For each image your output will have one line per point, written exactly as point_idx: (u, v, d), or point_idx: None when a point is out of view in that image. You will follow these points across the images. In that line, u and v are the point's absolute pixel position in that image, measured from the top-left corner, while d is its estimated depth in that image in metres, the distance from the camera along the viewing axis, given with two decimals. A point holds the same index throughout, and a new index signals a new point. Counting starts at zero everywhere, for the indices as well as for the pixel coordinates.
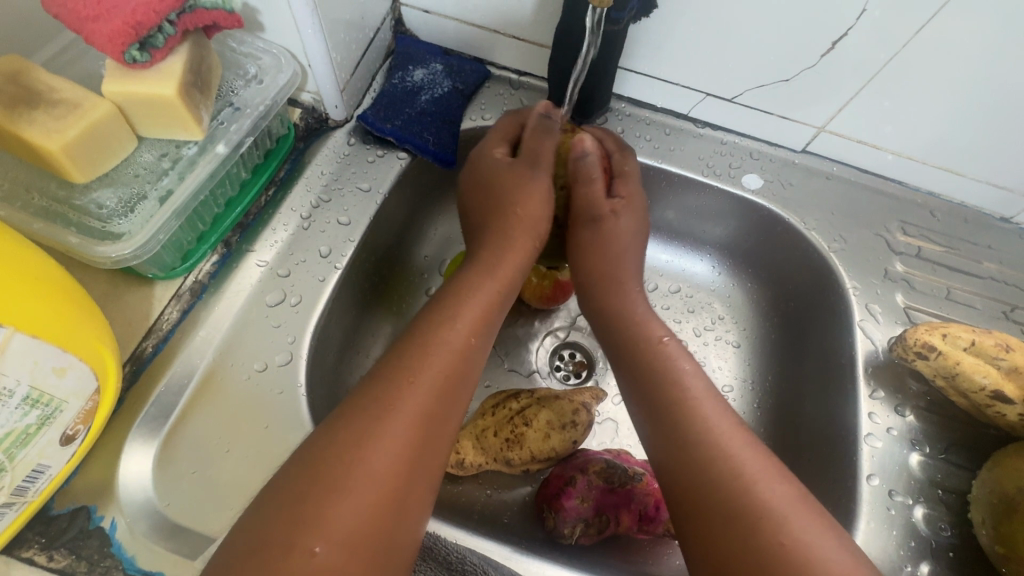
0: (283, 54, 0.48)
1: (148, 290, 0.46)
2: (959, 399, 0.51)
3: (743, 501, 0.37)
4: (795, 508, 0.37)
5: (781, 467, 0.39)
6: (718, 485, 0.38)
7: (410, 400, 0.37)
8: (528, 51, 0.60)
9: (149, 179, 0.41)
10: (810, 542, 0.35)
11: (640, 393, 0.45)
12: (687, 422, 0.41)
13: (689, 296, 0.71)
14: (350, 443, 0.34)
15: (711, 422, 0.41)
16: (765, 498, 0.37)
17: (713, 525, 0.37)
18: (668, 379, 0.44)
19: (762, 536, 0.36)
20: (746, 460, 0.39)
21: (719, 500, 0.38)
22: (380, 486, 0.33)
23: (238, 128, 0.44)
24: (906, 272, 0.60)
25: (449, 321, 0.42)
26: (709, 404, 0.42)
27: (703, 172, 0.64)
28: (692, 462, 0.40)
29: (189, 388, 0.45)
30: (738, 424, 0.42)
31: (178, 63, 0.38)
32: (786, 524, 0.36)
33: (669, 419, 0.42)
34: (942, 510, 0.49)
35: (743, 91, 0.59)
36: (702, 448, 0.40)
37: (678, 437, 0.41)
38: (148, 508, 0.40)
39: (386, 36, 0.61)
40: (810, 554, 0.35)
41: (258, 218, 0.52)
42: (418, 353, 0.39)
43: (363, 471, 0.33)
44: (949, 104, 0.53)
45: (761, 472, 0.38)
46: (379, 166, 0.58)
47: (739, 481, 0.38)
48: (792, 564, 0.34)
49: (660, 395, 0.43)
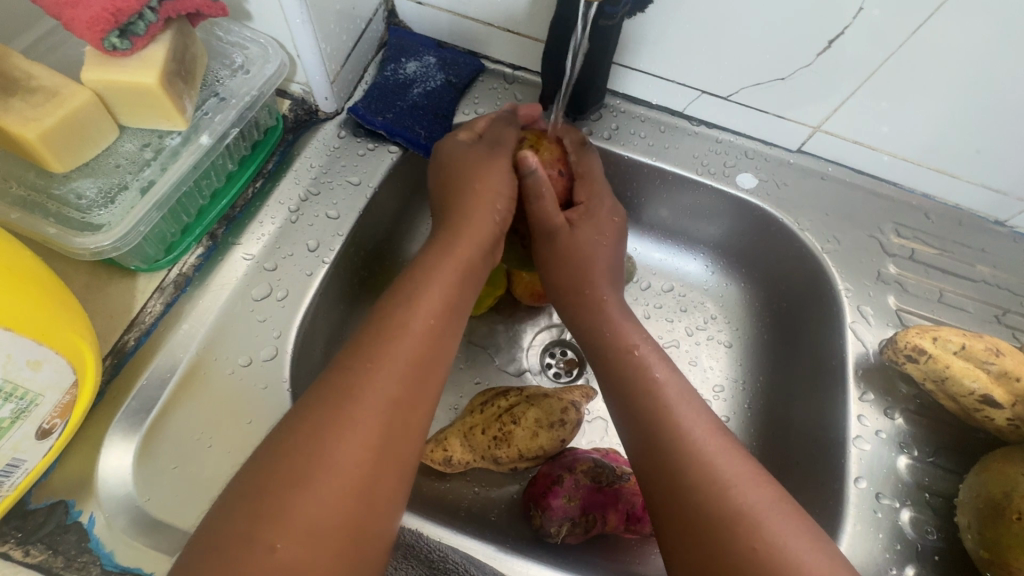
0: (271, 44, 0.47)
1: (131, 282, 0.46)
2: (949, 403, 0.50)
3: (717, 505, 0.37)
4: (770, 511, 0.36)
5: (758, 470, 0.39)
6: (693, 489, 0.38)
7: (374, 388, 0.36)
8: (522, 45, 0.60)
9: (130, 169, 0.40)
10: (782, 543, 0.35)
11: (616, 400, 0.45)
12: (662, 423, 0.41)
13: (682, 295, 0.71)
14: (312, 435, 0.34)
15: (685, 427, 0.41)
16: (739, 502, 0.37)
17: (689, 530, 0.37)
18: (642, 385, 0.44)
19: (734, 537, 0.36)
20: (721, 463, 0.39)
21: (694, 505, 0.37)
22: (346, 478, 0.33)
23: (222, 119, 0.43)
24: (899, 274, 0.60)
25: (418, 306, 0.41)
26: (685, 409, 0.42)
27: (697, 171, 0.64)
28: (668, 462, 0.40)
29: (172, 382, 0.44)
30: (712, 427, 0.41)
31: (160, 51, 0.38)
32: (760, 528, 0.36)
33: (643, 425, 0.42)
34: (929, 514, 0.49)
35: (738, 89, 0.59)
36: (677, 454, 0.40)
37: (654, 443, 0.41)
38: (127, 503, 0.40)
39: (379, 27, 0.60)
40: (785, 557, 0.34)
41: (244, 211, 0.51)
42: (384, 341, 0.39)
43: (326, 463, 0.33)
44: (945, 105, 0.53)
45: (734, 474, 0.38)
46: (370, 159, 0.57)
47: (714, 486, 0.38)
48: (766, 568, 0.34)
49: (634, 401, 0.43)
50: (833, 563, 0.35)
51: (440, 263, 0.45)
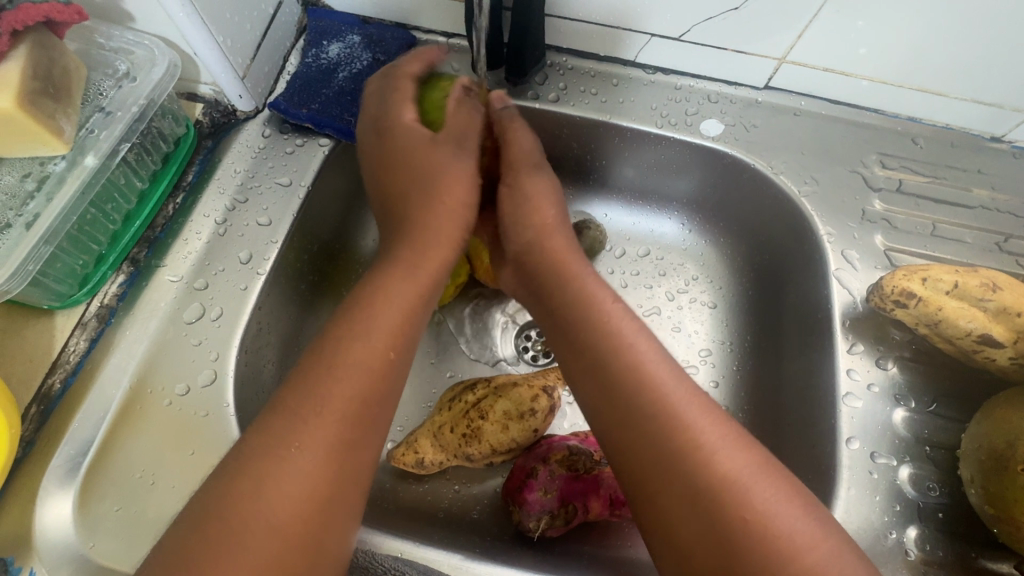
0: (157, 44, 0.43)
1: (49, 321, 0.44)
2: (945, 347, 0.46)
3: (701, 484, 0.33)
4: (760, 482, 0.33)
5: (741, 432, 0.35)
6: (674, 468, 0.34)
7: (311, 436, 0.32)
8: (450, 9, 0.54)
9: (13, 204, 0.37)
10: (773, 514, 0.32)
11: (582, 370, 0.39)
12: (639, 394, 0.36)
13: (659, 259, 0.66)
14: (247, 486, 0.31)
15: (664, 395, 0.36)
16: (724, 470, 0.33)
17: (673, 517, 0.33)
18: (609, 345, 0.39)
19: (722, 513, 0.32)
20: (703, 433, 0.34)
21: (678, 488, 0.33)
22: (280, 534, 0.30)
23: (108, 135, 0.40)
24: (886, 211, 0.55)
25: (359, 330, 0.36)
26: (661, 368, 0.37)
27: (658, 124, 0.59)
28: (646, 435, 0.35)
29: (108, 419, 0.42)
30: (691, 387, 0.37)
31: (14, 70, 0.34)
32: (751, 502, 0.32)
33: (612, 401, 0.37)
34: (930, 468, 0.45)
35: (689, 28, 0.53)
36: (656, 422, 0.35)
37: (630, 416, 0.36)
38: (69, 553, 0.38)
39: (294, 10, 0.56)
40: (779, 529, 0.31)
41: (167, 230, 0.48)
42: (325, 376, 0.34)
43: (258, 521, 0.30)
44: (918, 17, 0.47)
45: (718, 440, 0.34)
46: (299, 156, 0.53)
47: (698, 462, 0.33)
48: (759, 546, 0.31)
49: (604, 373, 0.38)
50: (820, 531, 0.32)
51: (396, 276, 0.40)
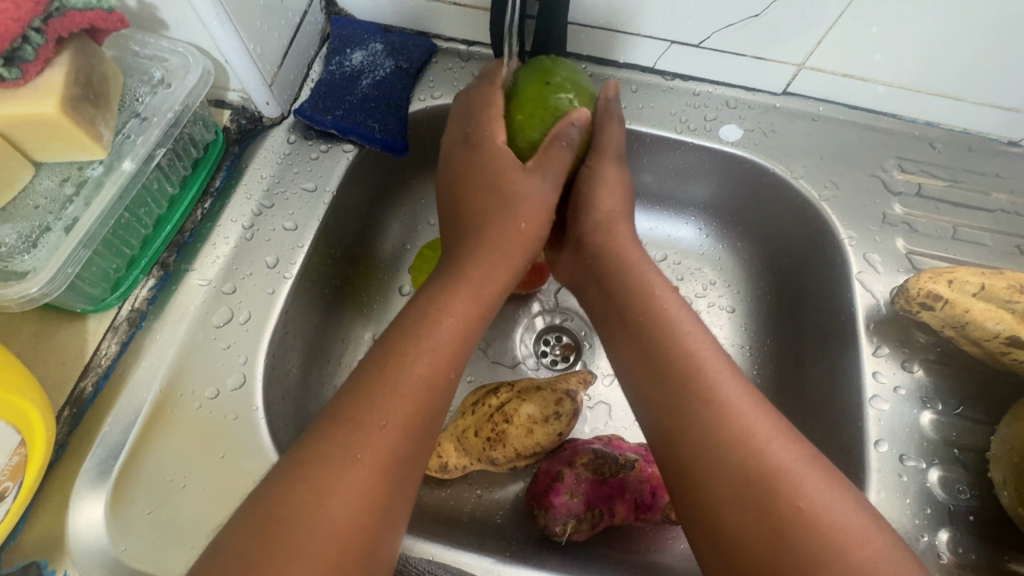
0: (191, 51, 0.44)
1: (81, 325, 0.44)
2: (972, 349, 0.46)
3: (747, 467, 0.33)
4: (806, 469, 0.33)
5: (788, 426, 0.36)
6: (723, 449, 0.34)
7: (377, 447, 0.33)
8: (472, 17, 0.55)
9: (52, 208, 0.38)
10: (822, 505, 0.32)
11: (635, 358, 0.40)
12: (691, 381, 0.37)
13: (677, 263, 0.67)
14: (310, 488, 0.31)
15: (713, 379, 0.37)
16: (774, 459, 0.33)
17: (716, 498, 0.34)
18: (664, 336, 0.40)
19: (771, 502, 0.32)
20: (752, 418, 0.35)
21: (724, 468, 0.34)
22: (336, 536, 0.30)
23: (145, 140, 0.40)
24: (906, 214, 0.55)
25: (424, 344, 0.37)
26: (714, 358, 0.38)
27: (677, 130, 0.59)
28: (695, 420, 0.36)
29: (139, 422, 0.42)
30: (743, 379, 0.37)
31: (57, 76, 0.35)
32: (797, 487, 0.32)
33: (661, 382, 0.38)
34: (959, 471, 0.45)
35: (710, 34, 0.54)
36: (707, 408, 0.36)
37: (681, 402, 0.37)
38: (102, 556, 0.38)
39: (318, 19, 0.56)
40: (829, 522, 0.31)
41: (195, 234, 0.49)
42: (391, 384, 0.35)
43: (319, 522, 0.30)
44: (939, 22, 0.47)
45: (767, 430, 0.34)
46: (323, 162, 0.53)
47: (746, 445, 0.34)
48: (804, 531, 0.31)
49: (656, 356, 0.39)
50: (866, 524, 0.31)
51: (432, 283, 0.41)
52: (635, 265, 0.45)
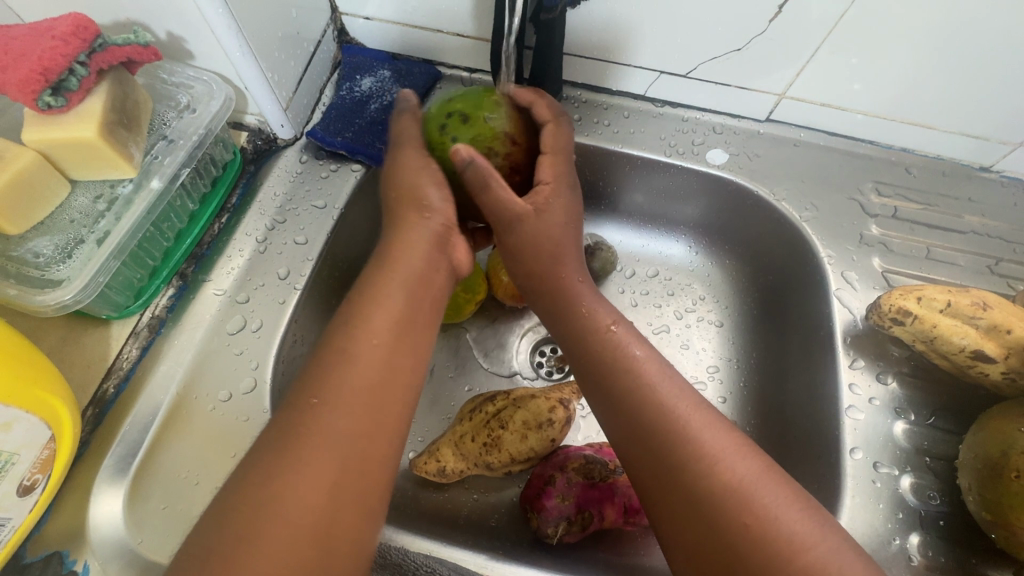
0: (214, 80, 0.48)
1: (105, 330, 0.47)
2: (942, 362, 0.49)
3: (707, 485, 0.36)
4: (761, 482, 0.36)
5: (745, 441, 0.38)
6: (681, 473, 0.37)
7: (319, 435, 0.34)
8: (474, 48, 0.59)
9: (85, 223, 0.41)
10: (775, 517, 0.34)
11: (596, 391, 0.43)
12: (647, 411, 0.39)
13: (668, 279, 0.70)
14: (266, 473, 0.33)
15: (668, 406, 0.39)
16: (728, 477, 0.36)
17: (680, 519, 0.36)
18: (618, 368, 0.42)
19: (728, 518, 0.34)
20: (707, 441, 0.37)
21: (687, 488, 0.36)
22: (302, 521, 0.32)
23: (172, 161, 0.44)
24: (882, 235, 0.58)
25: (368, 332, 0.38)
26: (667, 385, 0.41)
27: (666, 153, 0.63)
28: (655, 447, 0.38)
29: (156, 422, 0.45)
30: (697, 403, 0.40)
31: (96, 103, 0.38)
32: (753, 499, 0.35)
33: (622, 411, 0.41)
34: (930, 478, 0.47)
35: (696, 65, 0.58)
36: (665, 434, 0.38)
37: (640, 432, 0.39)
38: (120, 547, 0.41)
39: (331, 47, 0.60)
40: (781, 532, 0.33)
41: (212, 247, 0.52)
42: (331, 369, 0.36)
43: (278, 503, 0.32)
44: (906, 57, 0.51)
45: (722, 450, 0.37)
46: (333, 181, 0.57)
47: (703, 465, 0.36)
48: (759, 544, 0.33)
49: (614, 388, 0.41)
50: (818, 528, 0.34)
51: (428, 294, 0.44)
52: (585, 293, 0.47)
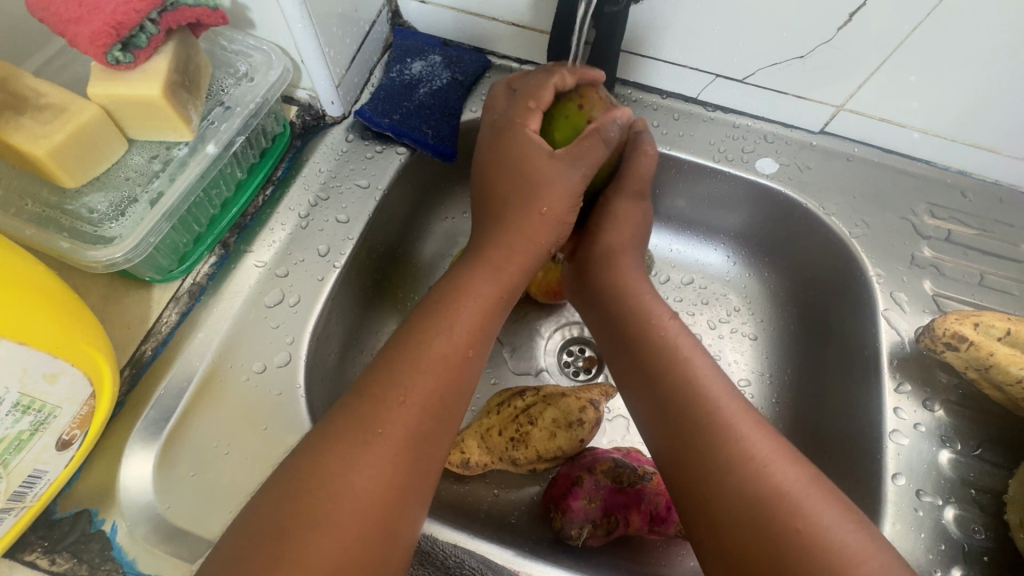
0: (274, 50, 0.48)
1: (147, 292, 0.47)
2: (994, 392, 0.47)
3: (755, 488, 0.35)
4: (812, 491, 0.34)
5: (791, 448, 0.37)
6: (726, 473, 0.36)
7: (400, 421, 0.35)
8: (528, 38, 0.58)
9: (140, 181, 0.41)
10: (824, 528, 0.33)
11: (641, 382, 0.43)
12: (693, 404, 0.39)
13: (703, 287, 0.68)
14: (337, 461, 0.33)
15: (717, 405, 0.39)
16: (776, 482, 0.35)
17: (722, 517, 0.35)
18: (668, 360, 0.42)
19: (774, 521, 0.33)
20: (755, 442, 0.37)
21: (728, 483, 0.35)
22: (367, 507, 0.32)
23: (228, 128, 0.44)
24: (935, 257, 0.57)
25: (452, 328, 0.39)
26: (716, 383, 0.40)
27: (715, 158, 0.61)
28: (698, 443, 0.38)
29: (191, 388, 0.45)
30: (745, 405, 0.39)
31: (162, 62, 0.38)
32: (800, 508, 0.33)
33: (667, 404, 0.40)
34: (975, 512, 0.46)
35: (754, 71, 0.56)
36: (709, 432, 0.38)
37: (685, 424, 0.39)
38: (149, 512, 0.40)
39: (384, 29, 0.60)
40: (831, 545, 0.32)
41: (255, 219, 0.52)
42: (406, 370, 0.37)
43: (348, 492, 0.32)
44: (979, 77, 0.49)
45: (770, 454, 0.36)
46: (377, 162, 0.56)
47: (748, 464, 0.35)
48: (810, 553, 0.32)
49: (662, 380, 0.41)
50: (866, 545, 0.32)
51: (474, 284, 0.43)
52: (644, 289, 0.47)
